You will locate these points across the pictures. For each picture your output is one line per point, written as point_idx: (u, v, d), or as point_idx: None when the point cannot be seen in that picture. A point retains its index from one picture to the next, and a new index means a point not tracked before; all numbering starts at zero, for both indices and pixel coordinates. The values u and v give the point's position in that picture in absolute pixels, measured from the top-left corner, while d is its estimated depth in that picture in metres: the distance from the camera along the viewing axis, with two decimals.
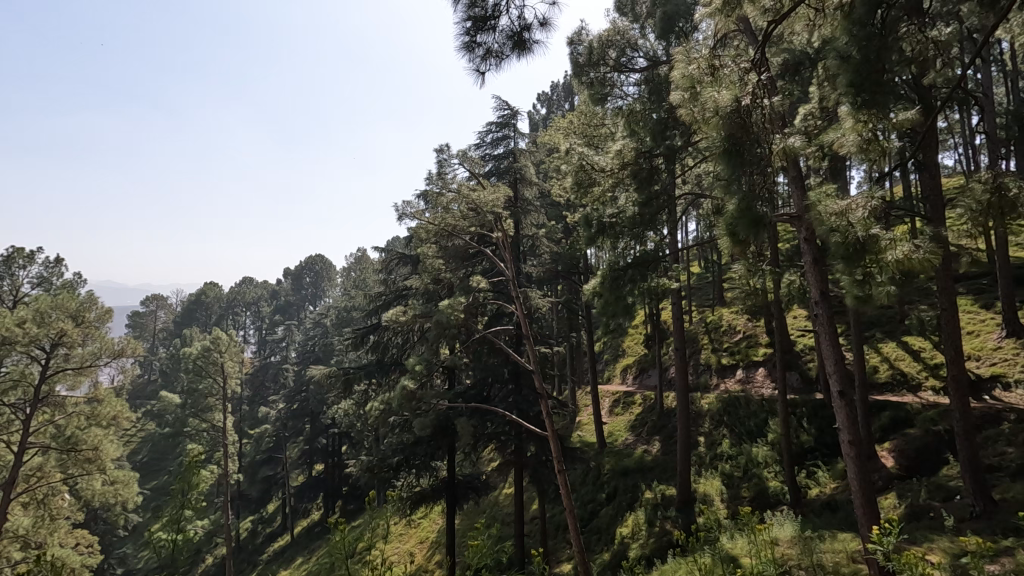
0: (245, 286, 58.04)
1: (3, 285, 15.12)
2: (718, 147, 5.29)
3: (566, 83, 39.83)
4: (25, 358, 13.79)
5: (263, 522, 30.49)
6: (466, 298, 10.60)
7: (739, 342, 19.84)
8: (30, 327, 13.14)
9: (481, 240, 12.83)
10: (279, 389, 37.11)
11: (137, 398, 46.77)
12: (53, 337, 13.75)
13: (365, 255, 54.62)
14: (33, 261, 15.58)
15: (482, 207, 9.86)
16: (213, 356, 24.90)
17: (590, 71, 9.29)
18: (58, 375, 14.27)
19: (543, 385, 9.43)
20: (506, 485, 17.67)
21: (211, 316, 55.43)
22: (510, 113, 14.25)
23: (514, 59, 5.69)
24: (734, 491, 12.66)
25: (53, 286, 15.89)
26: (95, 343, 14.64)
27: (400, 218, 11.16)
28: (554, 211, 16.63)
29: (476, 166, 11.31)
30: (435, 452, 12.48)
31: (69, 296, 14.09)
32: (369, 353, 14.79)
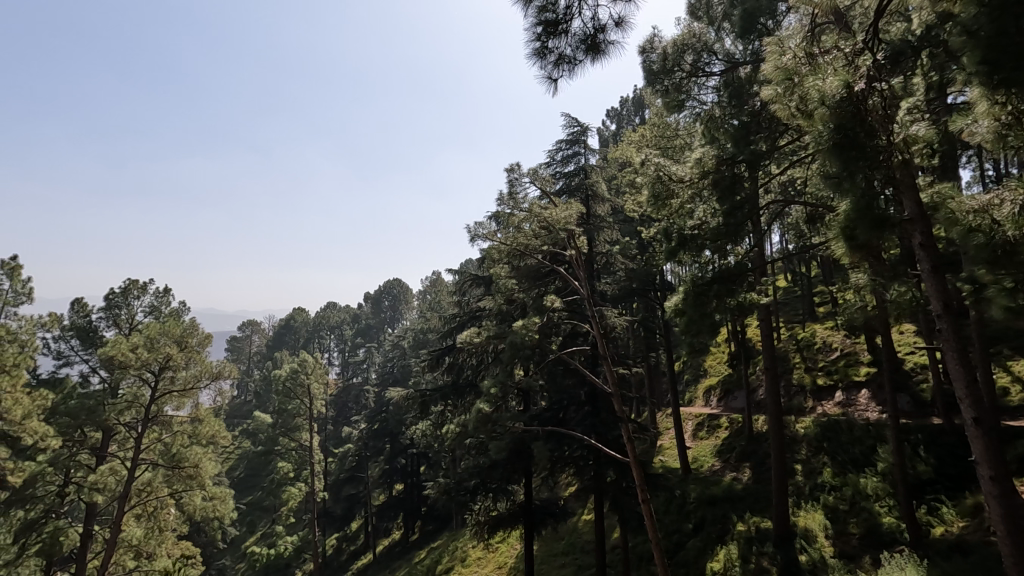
0: (330, 310, 61.18)
1: (121, 313, 16.65)
2: (827, 141, 4.72)
3: (636, 97, 39.46)
4: (138, 380, 15.08)
5: (347, 540, 31.39)
6: (541, 318, 10.42)
7: (837, 361, 18.26)
8: (141, 352, 14.39)
9: (554, 258, 12.63)
10: (360, 410, 38.46)
11: (235, 417, 50.23)
12: (161, 361, 14.94)
13: (439, 278, 55.97)
14: (146, 292, 17.08)
15: (554, 225, 9.62)
16: (300, 378, 26.12)
17: (664, 79, 8.99)
18: (165, 397, 15.37)
19: (622, 408, 8.83)
20: (585, 511, 17.09)
21: (299, 339, 58.85)
22: (579, 130, 14.11)
23: (587, 63, 5.66)
24: (840, 526, 11.42)
25: (162, 313, 17.30)
26: (196, 367, 15.60)
27: (473, 239, 11.21)
28: (627, 227, 16.26)
29: (547, 184, 11.18)
30: (511, 476, 12.19)
31: (174, 322, 15.21)
32: (445, 375, 14.89)
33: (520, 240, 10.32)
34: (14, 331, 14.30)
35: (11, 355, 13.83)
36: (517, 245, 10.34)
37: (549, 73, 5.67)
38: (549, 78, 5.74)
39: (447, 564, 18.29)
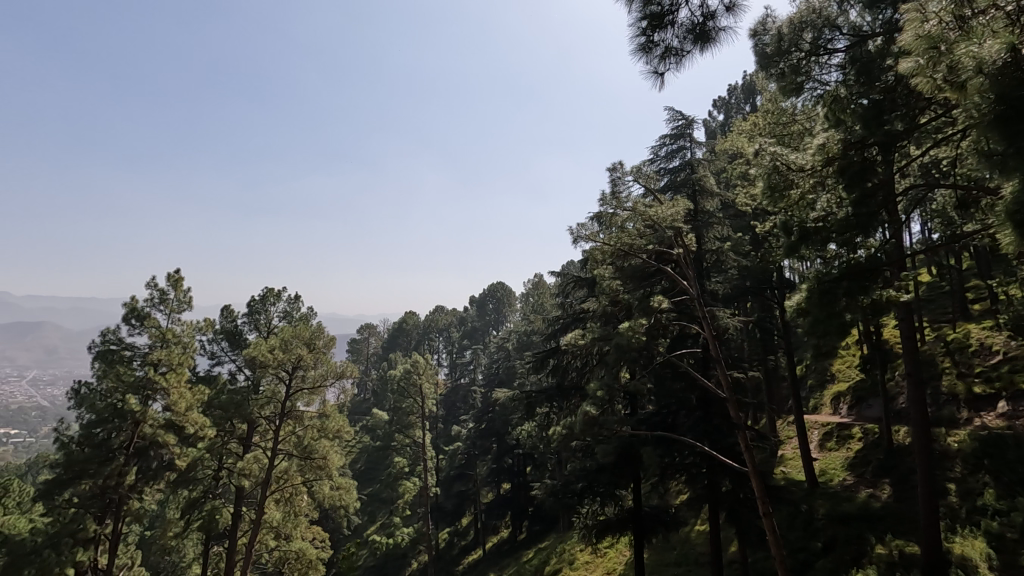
0: (438, 314, 63.99)
1: (261, 318, 18.61)
2: (987, 113, 4.16)
3: (746, 83, 37.12)
4: (276, 378, 16.84)
5: (459, 534, 32.56)
6: (648, 320, 10.14)
7: (999, 366, 15.84)
8: (277, 353, 16.03)
9: (660, 258, 12.25)
10: (468, 410, 39.76)
11: (356, 413, 54.21)
12: (294, 361, 16.50)
13: (541, 280, 56.41)
14: (280, 299, 18.97)
15: (659, 223, 9.33)
16: (413, 378, 27.60)
17: (780, 61, 8.39)
18: (298, 394, 17.00)
19: (739, 414, 8.31)
20: (699, 521, 16.31)
21: (411, 341, 62.16)
22: (684, 123, 13.55)
23: (696, 53, 5.44)
24: (1008, 557, 9.86)
25: (294, 318, 19.12)
26: (323, 366, 17.01)
27: (575, 241, 11.17)
28: (739, 222, 15.33)
29: (652, 181, 10.86)
30: (619, 481, 11.94)
31: (304, 326, 16.71)
32: (550, 377, 14.97)
33: (624, 239, 10.13)
34: (178, 334, 16.53)
35: (177, 355, 16.05)
36: (621, 245, 10.16)
37: (655, 67, 5.53)
38: (655, 72, 5.59)
39: (555, 565, 18.34)
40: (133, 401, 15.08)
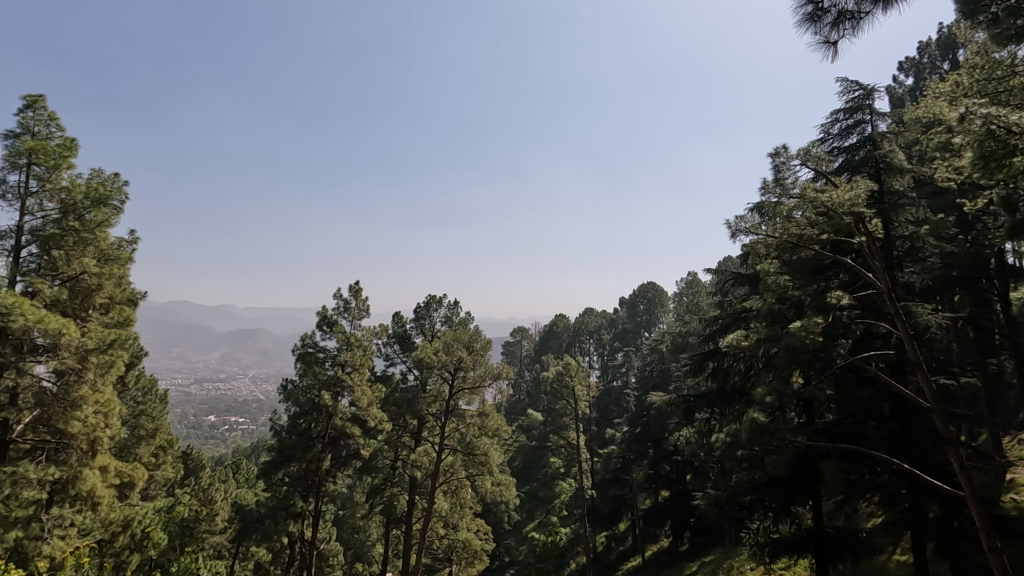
0: (588, 316, 63.90)
1: (426, 323, 20.27)
2: None
3: (943, 36, 31.21)
4: (441, 378, 18.21)
5: (616, 540, 32.10)
6: (824, 318, 9.09)
7: None
8: (440, 355, 17.33)
9: (837, 247, 10.92)
10: (622, 413, 39.04)
11: (512, 413, 56.37)
12: (455, 363, 17.67)
13: (696, 278, 53.27)
14: (441, 305, 20.48)
15: (834, 210, 8.34)
16: (565, 380, 27.92)
17: (991, 4, 7.02)
18: (460, 393, 18.19)
19: (948, 427, 7.02)
20: (899, 550, 14.09)
21: (562, 343, 62.92)
22: (861, 93, 11.91)
23: (876, 13, 4.79)
24: None
25: (454, 322, 20.51)
26: (481, 367, 17.91)
27: (734, 235, 10.43)
28: (940, 201, 13.01)
29: (823, 163, 9.74)
30: (794, 497, 10.82)
31: (463, 329, 17.81)
32: (709, 380, 14.12)
33: (791, 230, 9.22)
34: (359, 338, 18.68)
35: (359, 356, 18.17)
36: (788, 237, 9.27)
37: (826, 36, 4.95)
38: (827, 42, 5.02)
39: None
40: (326, 397, 17.36)
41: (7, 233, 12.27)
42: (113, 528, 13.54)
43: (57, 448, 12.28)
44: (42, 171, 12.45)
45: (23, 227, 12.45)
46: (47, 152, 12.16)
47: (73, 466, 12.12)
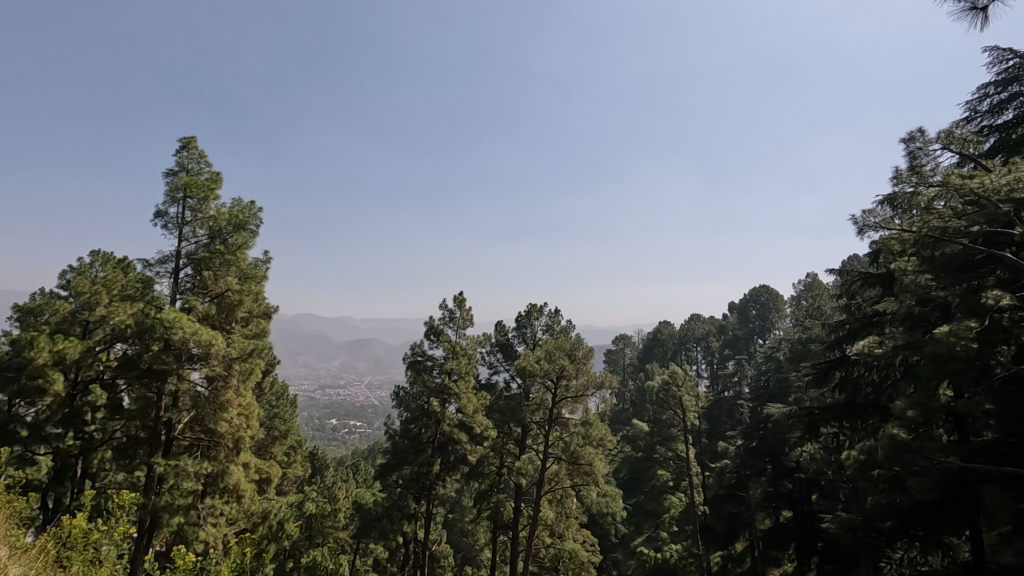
0: (694, 323, 61.10)
1: (528, 332, 20.56)
2: None
3: None
4: (544, 387, 18.31)
5: (733, 560, 30.10)
6: (979, 321, 7.96)
7: None
8: (542, 363, 17.45)
9: (992, 240, 9.52)
10: (735, 425, 36.71)
11: (616, 423, 55.24)
12: (558, 371, 17.65)
13: (816, 280, 48.95)
14: (542, 314, 20.64)
15: (987, 199, 7.31)
16: (672, 390, 26.93)
17: None
18: (563, 401, 18.16)
19: None
20: None
21: (667, 351, 60.64)
22: (1018, 62, 10.35)
23: None
24: None
25: (555, 330, 20.54)
26: (584, 376, 17.68)
27: (861, 232, 9.48)
28: None
29: (971, 145, 8.58)
30: (947, 527, 9.49)
31: (565, 338, 17.74)
32: (837, 392, 12.89)
33: (932, 223, 8.21)
34: (465, 347, 19.26)
35: (464, 364, 18.74)
36: (929, 231, 8.26)
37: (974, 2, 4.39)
38: (973, 8, 4.45)
39: None
40: (434, 403, 18.11)
41: (167, 258, 14.23)
42: (254, 519, 15.10)
43: (209, 446, 13.96)
44: (195, 204, 14.36)
45: (181, 252, 14.42)
46: (198, 186, 14.07)
47: (222, 462, 13.68)
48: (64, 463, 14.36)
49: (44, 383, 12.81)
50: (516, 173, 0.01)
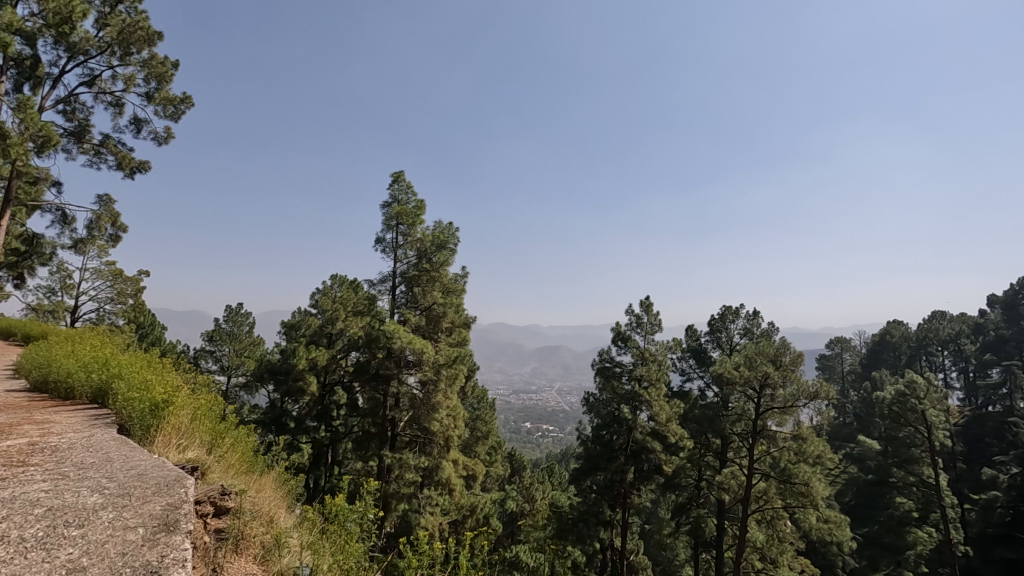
0: (938, 323, 50.54)
1: (723, 336, 19.53)
2: None
3: None
4: (745, 396, 16.98)
5: None
6: None
7: None
8: (742, 370, 16.27)
9: None
10: (1008, 450, 29.20)
11: (836, 440, 48.11)
12: (761, 379, 16.06)
13: None
14: (739, 316, 19.16)
15: None
16: (910, 403, 22.67)
17: None
18: (768, 413, 16.40)
19: None
20: None
21: (901, 356, 51.16)
22: None
23: None
24: None
25: (755, 334, 18.84)
26: (793, 385, 15.67)
27: None
28: None
29: None
30: None
31: (767, 342, 16.12)
32: None
33: None
34: (654, 353, 18.54)
35: (654, 371, 18.04)
36: None
37: None
38: None
39: None
40: (625, 410, 17.71)
41: (386, 277, 16.50)
42: (464, 511, 16.49)
43: (425, 442, 15.64)
44: (405, 230, 16.49)
45: (397, 271, 16.62)
46: (407, 214, 16.13)
47: (436, 457, 15.29)
48: (319, 450, 17.46)
49: (304, 384, 15.76)
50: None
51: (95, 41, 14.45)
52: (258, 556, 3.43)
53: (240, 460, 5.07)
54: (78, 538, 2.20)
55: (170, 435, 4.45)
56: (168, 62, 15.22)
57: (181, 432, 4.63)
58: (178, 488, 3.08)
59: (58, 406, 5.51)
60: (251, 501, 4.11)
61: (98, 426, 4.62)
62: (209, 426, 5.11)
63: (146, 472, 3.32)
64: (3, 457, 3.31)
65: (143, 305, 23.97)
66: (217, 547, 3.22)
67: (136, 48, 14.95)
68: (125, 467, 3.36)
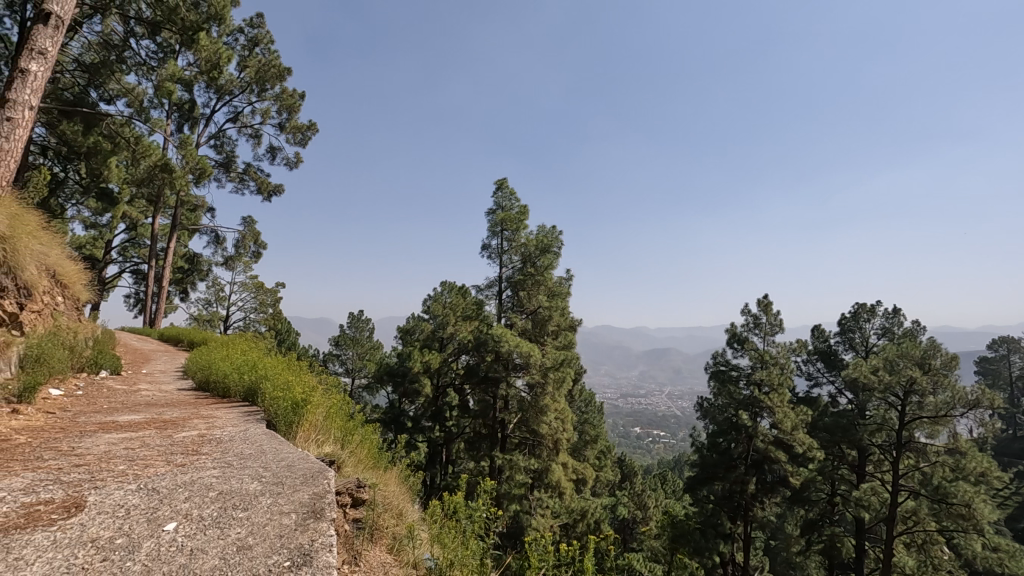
0: None
1: (856, 337, 17.78)
2: None
3: None
4: (885, 404, 15.29)
5: None
6: None
7: None
8: (881, 375, 14.62)
9: None
10: None
11: (1005, 456, 41.42)
12: (905, 384, 14.27)
13: None
14: (876, 314, 17.30)
15: None
16: None
17: None
18: (916, 423, 14.58)
19: None
20: None
21: None
22: None
23: None
24: None
25: (896, 334, 16.87)
26: (946, 392, 13.69)
27: None
28: None
29: None
30: None
31: (912, 343, 14.28)
32: None
33: None
34: (775, 356, 17.22)
35: (776, 375, 16.64)
36: None
37: None
38: None
39: None
40: (744, 416, 16.62)
41: (493, 282, 16.95)
42: (575, 515, 16.41)
43: (534, 445, 15.85)
44: (510, 235, 16.88)
45: (503, 276, 17.03)
46: (511, 219, 16.51)
47: (545, 460, 15.36)
48: (434, 449, 18.29)
49: (419, 386, 16.62)
50: (776, 427, 0.01)
51: (237, 81, 16.41)
52: (390, 545, 3.67)
53: (368, 456, 5.44)
54: (245, 520, 2.49)
55: (309, 431, 4.89)
56: (296, 94, 16.85)
57: (318, 428, 5.07)
58: (322, 479, 3.38)
59: (218, 403, 6.27)
60: (382, 495, 4.40)
61: (251, 421, 5.21)
62: (340, 423, 5.54)
63: (294, 463, 3.68)
64: (180, 446, 3.85)
65: (280, 314, 26.71)
66: (355, 535, 3.49)
67: (270, 84, 16.75)
68: (277, 458, 3.76)
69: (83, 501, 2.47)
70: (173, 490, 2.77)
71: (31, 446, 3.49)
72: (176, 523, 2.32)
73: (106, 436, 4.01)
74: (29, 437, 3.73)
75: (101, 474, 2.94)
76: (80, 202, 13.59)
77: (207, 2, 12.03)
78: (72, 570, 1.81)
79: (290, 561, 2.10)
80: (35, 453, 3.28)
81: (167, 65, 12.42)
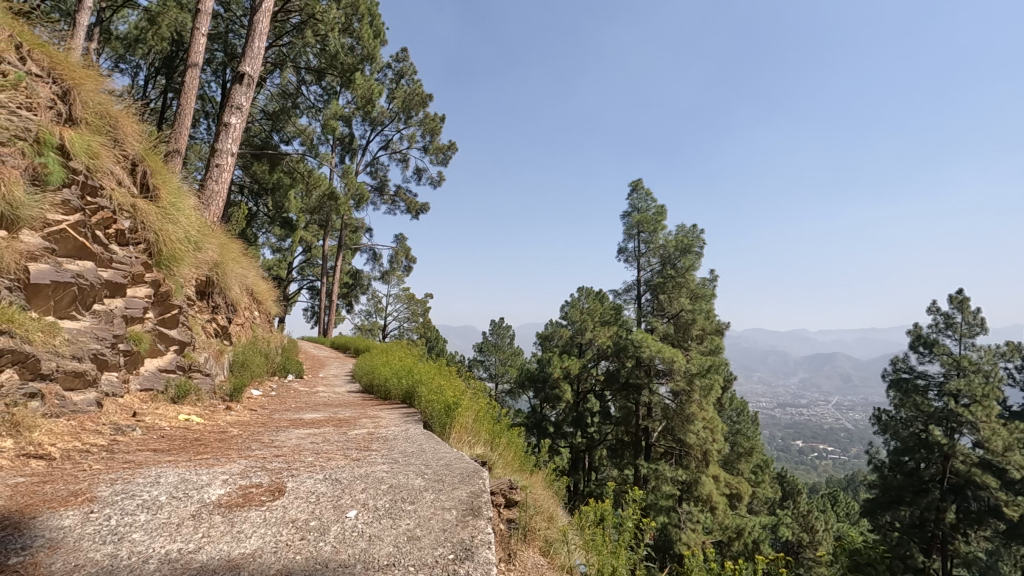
0: None
1: None
2: None
3: None
4: None
5: None
6: None
7: None
8: None
9: None
10: None
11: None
12: None
13: None
14: None
15: None
16: None
17: None
18: None
19: None
20: None
21: None
22: None
23: None
24: None
25: None
26: None
27: None
28: None
29: None
30: None
31: None
32: None
33: None
34: (976, 362, 14.54)
35: (980, 386, 13.94)
36: None
37: None
38: None
39: None
40: (937, 431, 14.19)
41: (631, 286, 16.61)
42: (730, 533, 15.29)
43: (682, 455, 15.13)
44: (647, 237, 16.46)
45: (641, 280, 16.62)
46: (647, 221, 16.11)
47: (694, 471, 14.56)
48: (577, 456, 18.28)
49: (560, 392, 16.84)
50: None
51: (387, 112, 18.08)
52: (543, 545, 3.75)
53: (515, 458, 5.63)
54: (413, 512, 2.71)
55: (461, 432, 5.19)
56: (437, 117, 18.14)
57: (468, 430, 5.35)
58: (478, 479, 3.55)
59: (381, 404, 6.94)
60: (533, 498, 4.50)
61: (411, 422, 5.69)
62: (488, 427, 5.81)
63: (452, 463, 3.93)
64: (354, 443, 4.32)
65: (429, 323, 28.74)
66: (510, 534, 3.62)
67: (414, 110, 18.21)
68: (436, 457, 4.05)
69: (283, 486, 2.87)
70: (351, 482, 3.12)
71: (242, 437, 4.16)
72: (356, 510, 2.60)
73: (296, 431, 4.64)
74: (241, 430, 4.45)
75: (295, 464, 3.40)
76: (269, 230, 15.94)
77: (361, 45, 13.53)
78: (279, 545, 2.11)
79: (454, 555, 2.23)
80: (244, 444, 3.90)
81: (330, 105, 14.14)
